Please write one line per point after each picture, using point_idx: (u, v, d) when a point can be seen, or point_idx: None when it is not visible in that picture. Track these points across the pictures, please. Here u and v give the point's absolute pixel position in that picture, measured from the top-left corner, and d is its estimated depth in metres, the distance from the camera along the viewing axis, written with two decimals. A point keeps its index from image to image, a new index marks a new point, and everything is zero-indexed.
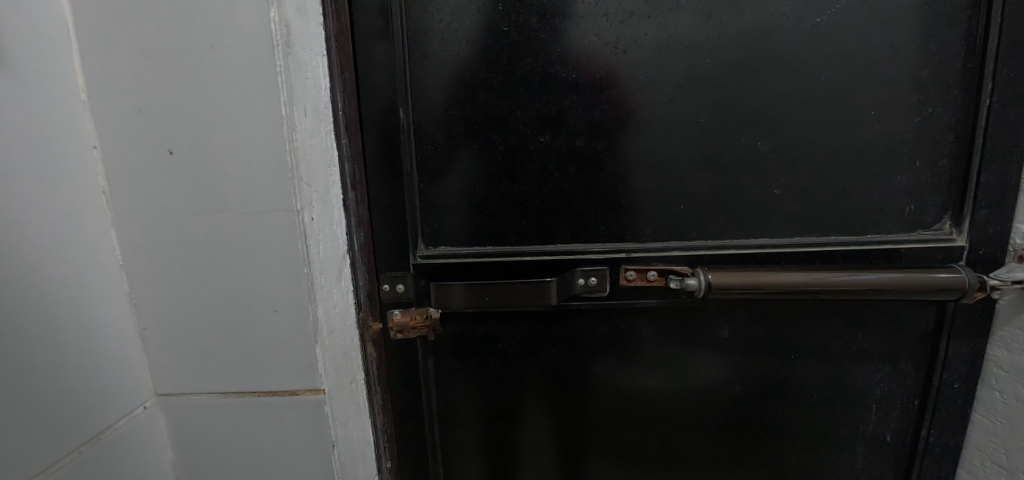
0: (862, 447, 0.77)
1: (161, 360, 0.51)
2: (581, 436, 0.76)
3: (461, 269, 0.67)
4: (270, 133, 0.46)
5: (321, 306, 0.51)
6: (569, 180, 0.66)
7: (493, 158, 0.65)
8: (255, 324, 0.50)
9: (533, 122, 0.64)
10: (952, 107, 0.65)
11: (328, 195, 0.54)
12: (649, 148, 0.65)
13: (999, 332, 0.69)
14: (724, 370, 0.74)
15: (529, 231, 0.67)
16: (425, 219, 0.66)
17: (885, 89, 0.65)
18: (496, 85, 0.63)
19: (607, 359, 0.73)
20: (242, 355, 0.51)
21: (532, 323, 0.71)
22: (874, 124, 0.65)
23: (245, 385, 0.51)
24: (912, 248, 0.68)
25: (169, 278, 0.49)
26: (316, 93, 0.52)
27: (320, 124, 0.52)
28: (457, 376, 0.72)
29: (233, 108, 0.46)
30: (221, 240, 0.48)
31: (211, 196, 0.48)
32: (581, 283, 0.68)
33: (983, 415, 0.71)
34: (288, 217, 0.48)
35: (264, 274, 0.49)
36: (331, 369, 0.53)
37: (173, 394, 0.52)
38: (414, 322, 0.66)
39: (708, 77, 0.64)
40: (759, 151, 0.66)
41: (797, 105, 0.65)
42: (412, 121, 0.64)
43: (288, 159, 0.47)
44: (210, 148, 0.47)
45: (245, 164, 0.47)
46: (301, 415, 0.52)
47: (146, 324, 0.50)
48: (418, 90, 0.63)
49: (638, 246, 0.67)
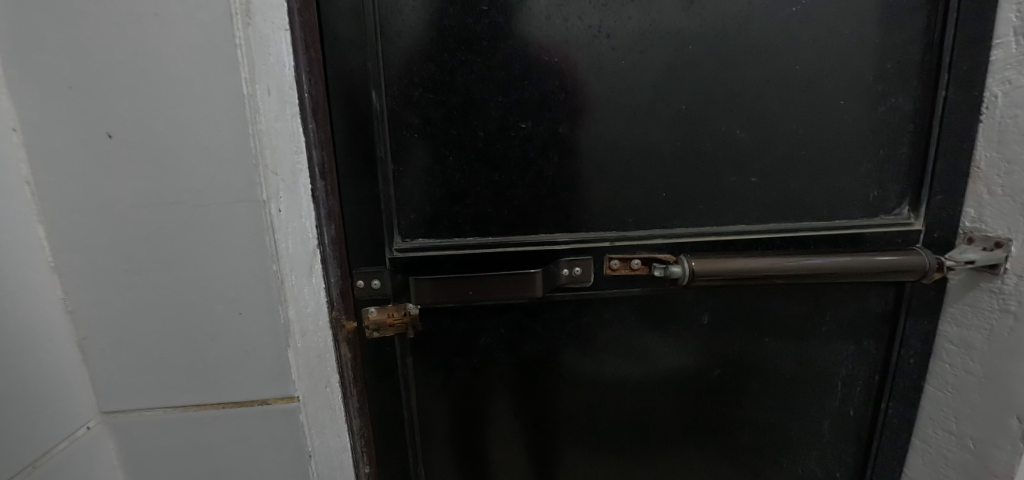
0: (829, 422, 0.80)
1: (103, 374, 0.45)
2: (564, 427, 0.75)
3: (441, 262, 0.63)
4: (230, 114, 0.41)
5: (292, 306, 0.46)
6: (551, 168, 0.63)
7: (473, 144, 0.62)
8: (217, 328, 0.45)
9: (514, 108, 0.61)
10: (912, 98, 0.68)
11: (297, 184, 0.49)
12: (631, 135, 0.64)
13: (949, 309, 0.72)
14: (703, 356, 0.75)
15: (511, 221, 0.64)
16: (401, 209, 0.62)
17: (853, 79, 0.66)
18: (475, 68, 0.60)
19: (589, 350, 0.72)
20: (203, 364, 0.45)
21: (516, 316, 0.69)
22: (844, 113, 0.67)
23: (207, 397, 0.46)
24: (878, 233, 0.70)
25: (112, 280, 0.43)
26: (280, 72, 0.47)
27: (285, 106, 0.47)
28: (437, 374, 0.69)
29: (184, 87, 0.40)
30: (174, 235, 0.43)
31: (162, 185, 0.42)
32: (565, 274, 0.66)
33: (935, 388, 0.75)
34: (252, 209, 0.43)
35: (226, 273, 0.43)
36: (304, 374, 0.48)
37: (121, 411, 0.46)
38: (392, 319, 0.61)
39: (689, 64, 0.63)
40: (738, 138, 0.66)
41: (774, 93, 0.65)
42: (386, 104, 0.59)
43: (251, 143, 0.42)
44: (158, 130, 0.41)
45: (201, 150, 0.41)
46: (273, 425, 0.47)
47: (87, 333, 0.44)
48: (392, 72, 0.59)
49: (621, 235, 0.66)
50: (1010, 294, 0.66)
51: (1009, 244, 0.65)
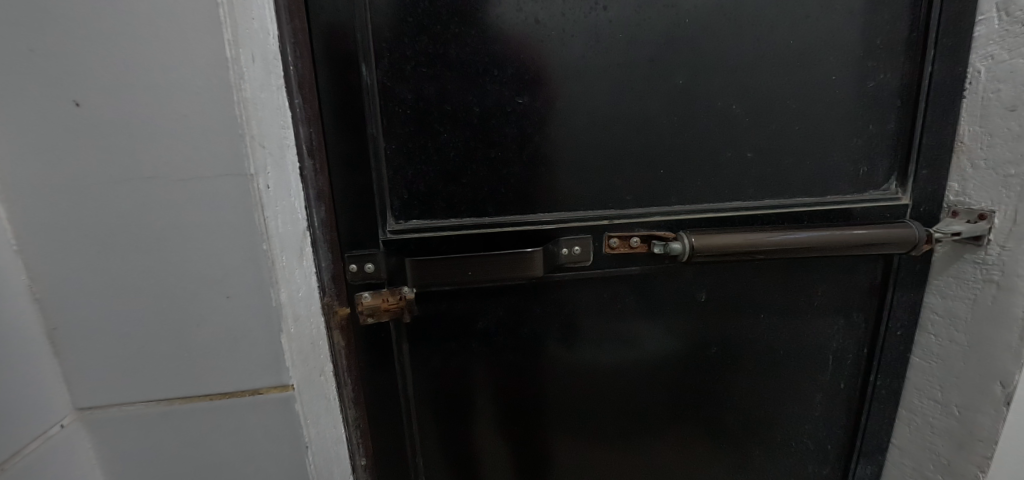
0: (820, 396, 0.81)
1: (78, 367, 0.41)
2: (562, 410, 0.74)
3: (437, 244, 0.60)
4: (212, 79, 0.37)
5: (284, 289, 0.43)
6: (548, 145, 0.62)
7: (467, 120, 0.59)
8: (202, 314, 0.41)
9: (509, 83, 0.59)
10: (900, 73, 0.69)
11: (284, 159, 0.46)
12: (627, 111, 0.63)
13: (935, 281, 0.73)
14: (700, 335, 0.74)
15: (507, 200, 0.62)
16: (393, 189, 0.60)
17: (845, 54, 0.67)
18: (468, 41, 0.57)
19: (587, 331, 0.71)
20: (189, 353, 0.42)
21: (513, 299, 0.67)
22: (835, 88, 0.67)
23: (193, 389, 0.43)
24: (869, 207, 0.71)
25: (84, 264, 0.39)
26: (264, 39, 0.43)
27: (271, 76, 0.44)
28: (434, 361, 0.67)
29: (160, 49, 0.36)
30: (152, 214, 0.39)
31: (139, 158, 0.38)
32: (565, 253, 0.64)
33: (921, 359, 0.76)
34: (239, 184, 0.39)
35: (210, 254, 0.40)
36: (298, 361, 0.45)
37: (98, 406, 0.42)
38: (386, 304, 0.59)
39: (685, 39, 0.62)
40: (734, 114, 0.65)
41: (768, 68, 0.65)
42: (376, 79, 0.56)
43: (235, 112, 0.38)
44: (131, 96, 0.37)
45: (181, 119, 0.37)
46: (266, 415, 0.45)
47: (56, 323, 0.40)
48: (381, 45, 0.56)
49: (619, 213, 0.65)
50: (993, 264, 0.67)
51: (992, 215, 0.66)
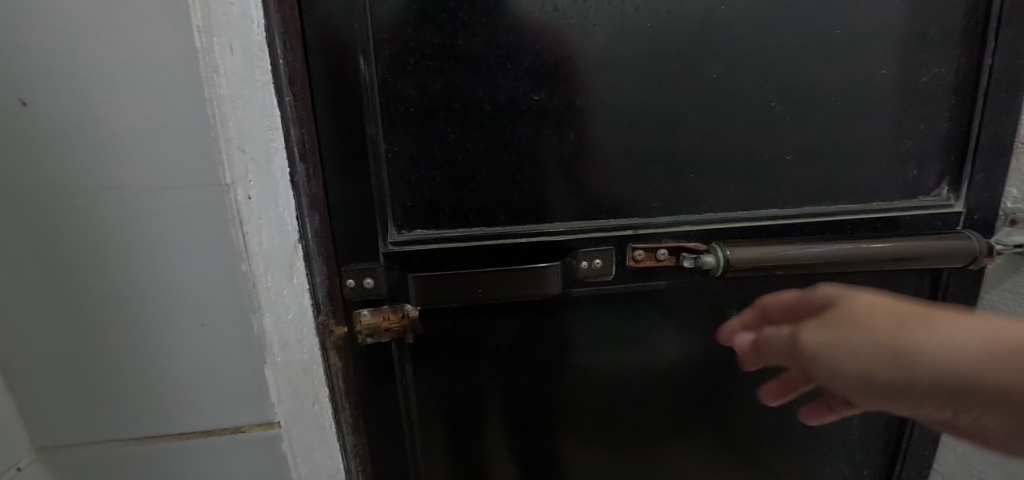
0: (859, 421, 0.74)
1: (35, 403, 0.36)
2: (576, 433, 0.68)
3: (443, 256, 0.55)
4: (182, 73, 0.32)
5: (269, 314, 0.37)
6: (567, 146, 0.56)
7: (478, 119, 0.54)
8: (175, 344, 0.36)
9: (524, 77, 0.53)
10: (955, 66, 0.61)
11: (271, 165, 0.40)
12: (652, 109, 0.57)
13: (988, 296, 0.67)
14: (728, 353, 0.68)
15: (521, 208, 0.57)
16: (396, 196, 0.54)
17: (898, 44, 0.59)
18: (479, 30, 0.51)
19: (607, 349, 0.65)
20: (161, 387, 0.37)
21: (527, 315, 0.61)
22: (886, 83, 0.60)
23: (165, 427, 0.38)
24: (919, 216, 0.64)
25: (39, 288, 0.34)
26: (248, 26, 0.37)
27: (254, 69, 0.38)
28: (440, 381, 0.62)
29: (118, 38, 0.31)
30: (114, 230, 0.33)
31: (97, 165, 0.32)
32: (585, 267, 0.59)
33: None
34: (215, 195, 0.34)
35: (182, 276, 0.35)
36: (286, 395, 0.40)
37: (59, 445, 0.38)
38: (388, 323, 0.55)
39: (721, 28, 0.55)
40: (773, 112, 0.59)
41: (812, 61, 0.58)
42: (376, 73, 0.51)
43: (209, 112, 0.32)
44: (85, 93, 0.31)
45: (146, 120, 0.32)
46: (250, 454, 0.40)
47: (9, 354, 0.35)
48: (382, 36, 0.50)
49: (645, 222, 0.59)
50: None
51: None
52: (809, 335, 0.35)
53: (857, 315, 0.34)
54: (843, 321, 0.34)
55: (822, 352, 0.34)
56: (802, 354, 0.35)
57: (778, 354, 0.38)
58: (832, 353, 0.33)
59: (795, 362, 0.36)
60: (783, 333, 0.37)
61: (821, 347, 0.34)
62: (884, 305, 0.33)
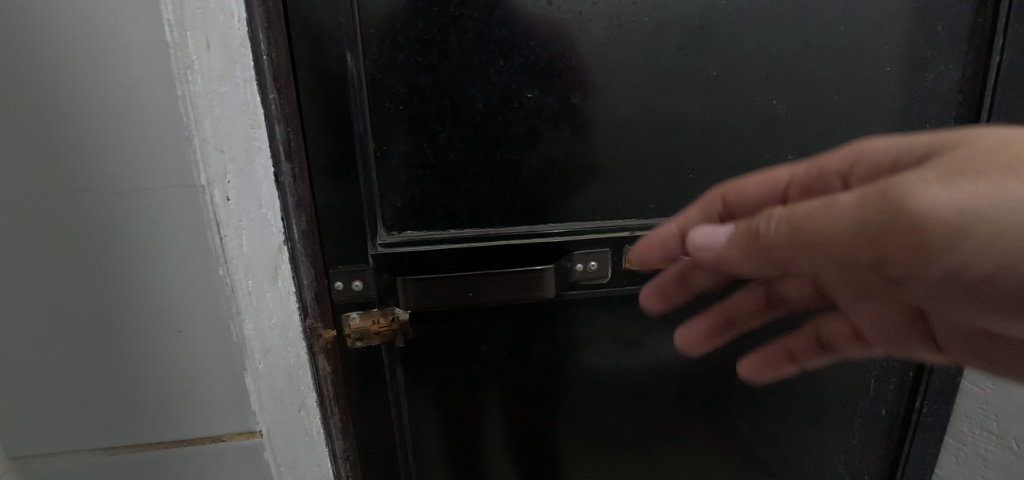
0: (860, 425, 0.73)
1: (6, 413, 0.35)
2: (571, 437, 0.67)
3: (435, 258, 0.54)
4: (149, 69, 0.30)
5: (249, 321, 0.36)
6: (561, 145, 0.54)
7: (469, 118, 0.52)
8: (151, 351, 0.35)
9: (518, 74, 0.52)
10: (963, 64, 0.59)
11: (253, 165, 0.39)
12: (650, 107, 0.55)
13: None
14: (727, 357, 0.67)
15: (514, 208, 0.55)
16: (386, 197, 0.53)
17: (904, 40, 0.57)
18: (470, 24, 0.50)
19: (602, 352, 0.64)
20: (137, 396, 0.36)
21: (520, 318, 0.60)
22: (892, 81, 0.58)
23: (143, 437, 0.37)
24: None
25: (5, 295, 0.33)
26: (226, 21, 0.36)
27: (234, 66, 0.36)
28: (432, 386, 0.61)
29: (79, 31, 0.29)
30: (83, 233, 0.32)
31: (61, 166, 0.31)
32: (580, 269, 0.58)
33: (974, 384, 0.70)
34: (188, 198, 0.32)
35: (156, 282, 0.33)
36: (268, 403, 0.39)
37: (34, 454, 0.37)
38: (377, 327, 0.54)
39: (721, 23, 0.54)
40: (775, 110, 0.57)
41: (815, 57, 0.56)
42: (364, 70, 0.49)
43: (181, 110, 0.31)
44: (44, 89, 0.29)
45: (113, 119, 0.30)
46: (230, 465, 0.38)
47: None
48: (371, 32, 0.48)
49: (642, 223, 0.58)
50: None
51: None
52: (958, 185, 0.27)
53: (1017, 141, 0.28)
54: (1007, 153, 0.27)
55: (985, 202, 0.27)
56: (942, 215, 0.27)
57: (864, 230, 0.29)
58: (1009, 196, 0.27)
59: (924, 230, 0.28)
60: (918, 184, 0.27)
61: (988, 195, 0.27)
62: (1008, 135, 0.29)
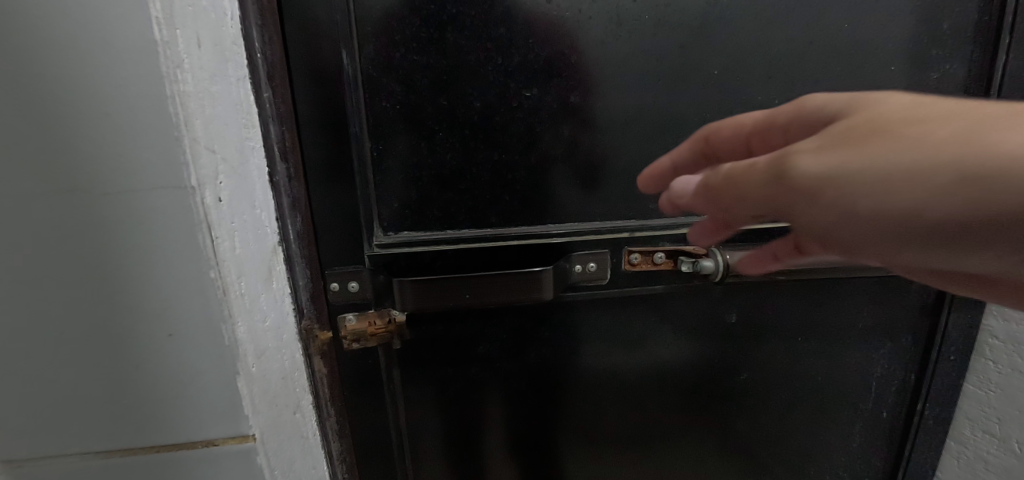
0: (861, 427, 0.73)
1: None
2: (570, 438, 0.67)
3: (432, 259, 0.53)
4: (138, 68, 0.29)
5: (242, 323, 0.36)
6: (560, 145, 0.54)
7: (467, 117, 0.51)
8: (142, 355, 0.34)
9: (516, 72, 0.51)
10: (968, 63, 0.58)
11: (246, 166, 0.38)
12: (650, 107, 0.54)
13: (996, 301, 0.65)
14: (727, 359, 0.66)
15: (513, 209, 0.55)
16: (382, 197, 0.52)
17: (909, 38, 0.56)
18: (468, 22, 0.49)
19: (601, 353, 0.63)
20: (128, 400, 0.35)
21: (519, 319, 0.59)
22: (896, 81, 0.57)
23: (135, 441, 0.36)
24: None
25: None
26: (218, 19, 0.35)
27: (226, 64, 0.36)
28: (429, 387, 0.60)
29: (65, 30, 0.28)
30: (72, 236, 0.31)
31: (50, 166, 0.30)
32: (579, 270, 0.57)
33: (975, 386, 0.69)
34: (178, 199, 0.31)
35: (147, 285, 0.33)
36: (262, 406, 0.38)
37: (25, 459, 0.36)
38: (373, 329, 0.54)
39: (723, 22, 0.53)
40: (777, 110, 0.57)
41: (819, 56, 0.56)
42: (360, 69, 0.48)
43: (170, 110, 0.30)
44: (32, 90, 0.29)
45: (102, 120, 0.30)
46: (224, 469, 0.38)
47: None
48: (367, 30, 0.48)
49: (642, 224, 0.57)
50: None
51: None
52: (834, 152, 0.30)
53: (900, 117, 0.29)
54: (868, 131, 0.30)
55: (855, 165, 0.29)
56: (820, 175, 0.30)
57: (761, 190, 0.33)
58: (853, 168, 0.29)
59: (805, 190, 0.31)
60: (801, 153, 0.31)
61: (841, 167, 0.30)
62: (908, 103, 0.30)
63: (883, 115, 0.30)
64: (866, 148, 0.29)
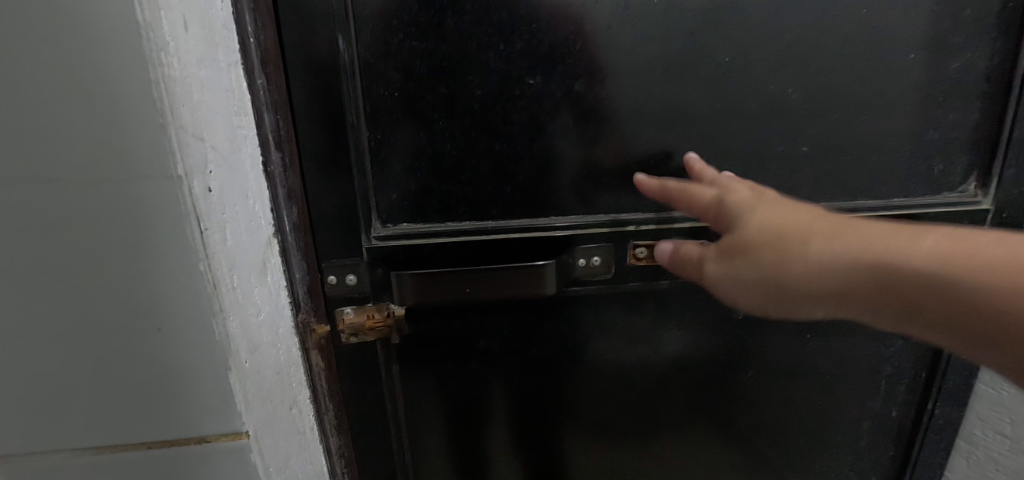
0: (868, 425, 0.71)
1: None
2: (570, 435, 0.66)
3: (431, 252, 0.52)
4: (118, 49, 0.27)
5: (235, 318, 0.35)
6: (564, 135, 0.52)
7: (468, 105, 0.50)
8: (130, 349, 0.33)
9: (519, 59, 0.49)
10: (993, 50, 0.55)
11: (238, 155, 0.37)
12: (657, 96, 0.52)
13: None
14: (733, 356, 0.64)
15: (515, 201, 0.53)
16: (380, 189, 0.51)
17: (930, 24, 0.54)
18: (470, 5, 0.47)
19: (604, 350, 0.62)
20: (118, 395, 0.34)
21: (520, 314, 0.58)
22: (915, 69, 0.55)
23: (126, 436, 0.36)
24: (939, 214, 0.60)
25: None
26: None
27: (215, 48, 0.34)
28: (428, 382, 0.59)
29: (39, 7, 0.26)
30: (56, 226, 0.30)
31: (31, 155, 0.29)
32: (582, 265, 0.56)
33: (989, 387, 0.67)
34: (165, 188, 0.30)
35: (135, 277, 0.32)
36: (256, 402, 0.37)
37: (15, 453, 0.36)
38: (371, 322, 0.53)
39: (734, 7, 0.51)
40: (788, 99, 0.55)
41: (834, 44, 0.53)
42: (357, 54, 0.47)
43: (155, 95, 0.28)
44: (7, 75, 0.27)
45: (84, 105, 0.28)
46: (216, 466, 0.37)
47: None
48: (364, 13, 0.46)
49: (648, 218, 0.56)
50: None
51: None
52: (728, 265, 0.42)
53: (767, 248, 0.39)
54: (741, 250, 0.41)
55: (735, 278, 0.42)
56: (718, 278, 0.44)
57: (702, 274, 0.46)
58: (728, 273, 0.42)
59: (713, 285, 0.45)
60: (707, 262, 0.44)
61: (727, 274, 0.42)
62: (775, 220, 0.39)
63: (744, 237, 0.40)
64: (734, 263, 0.41)
